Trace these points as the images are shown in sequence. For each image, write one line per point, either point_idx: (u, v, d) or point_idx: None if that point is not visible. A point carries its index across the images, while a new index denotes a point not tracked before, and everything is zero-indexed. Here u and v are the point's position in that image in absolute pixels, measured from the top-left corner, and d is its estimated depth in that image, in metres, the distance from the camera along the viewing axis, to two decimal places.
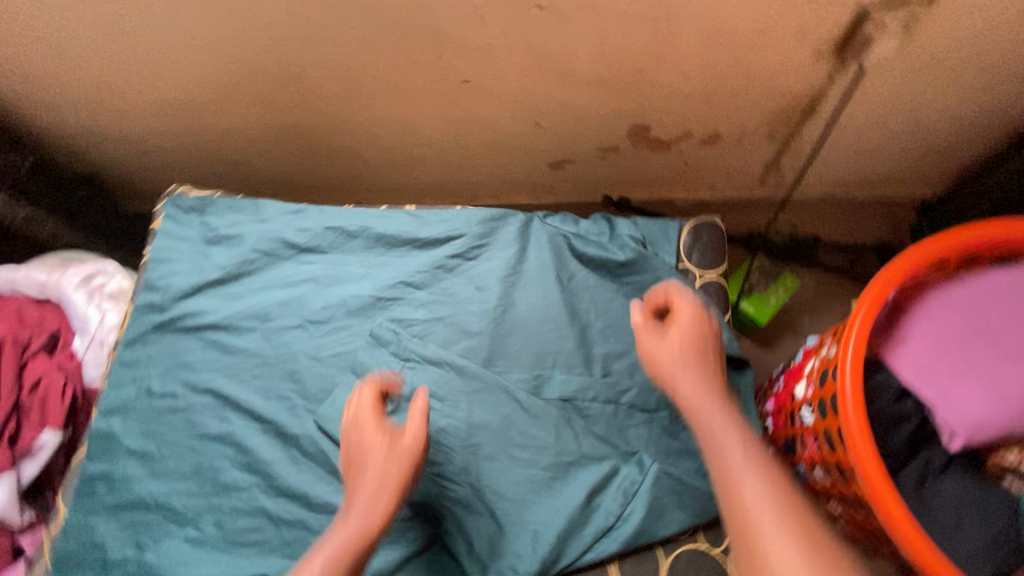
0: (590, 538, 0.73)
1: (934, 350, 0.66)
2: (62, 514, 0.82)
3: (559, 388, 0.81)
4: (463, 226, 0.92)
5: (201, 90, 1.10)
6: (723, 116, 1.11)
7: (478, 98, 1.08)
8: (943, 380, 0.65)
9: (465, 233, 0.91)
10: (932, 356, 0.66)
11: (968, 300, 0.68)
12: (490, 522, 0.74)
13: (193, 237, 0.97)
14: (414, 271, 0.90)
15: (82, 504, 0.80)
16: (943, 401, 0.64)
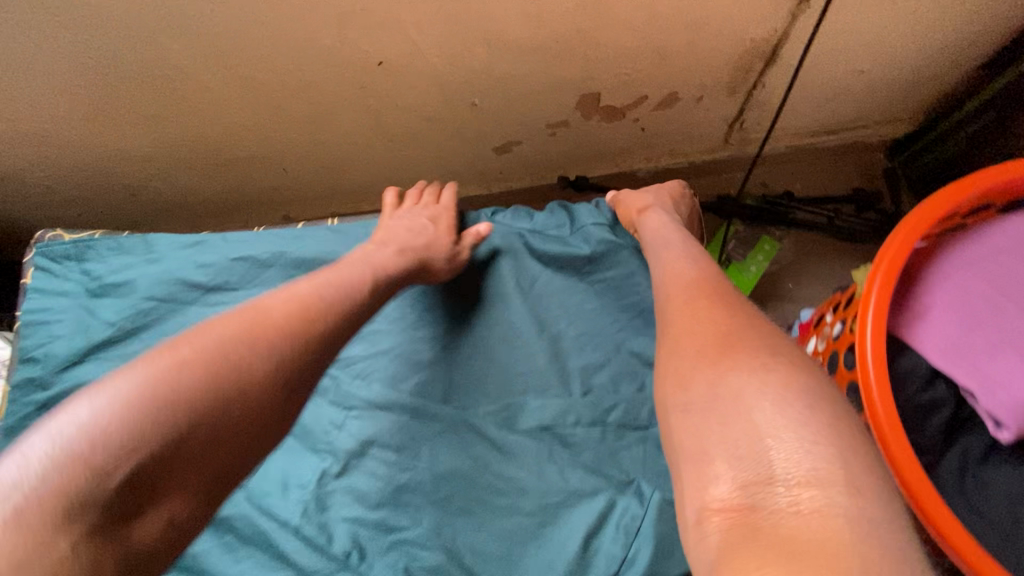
0: None
1: (961, 326, 0.63)
2: None
3: (534, 415, 0.69)
4: None
5: (65, 110, 0.91)
6: (679, 73, 0.99)
7: (402, 82, 0.93)
8: (976, 357, 0.62)
9: None
10: (960, 333, 0.63)
11: (984, 264, 0.66)
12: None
13: (73, 291, 0.79)
14: None
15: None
16: (982, 382, 0.61)
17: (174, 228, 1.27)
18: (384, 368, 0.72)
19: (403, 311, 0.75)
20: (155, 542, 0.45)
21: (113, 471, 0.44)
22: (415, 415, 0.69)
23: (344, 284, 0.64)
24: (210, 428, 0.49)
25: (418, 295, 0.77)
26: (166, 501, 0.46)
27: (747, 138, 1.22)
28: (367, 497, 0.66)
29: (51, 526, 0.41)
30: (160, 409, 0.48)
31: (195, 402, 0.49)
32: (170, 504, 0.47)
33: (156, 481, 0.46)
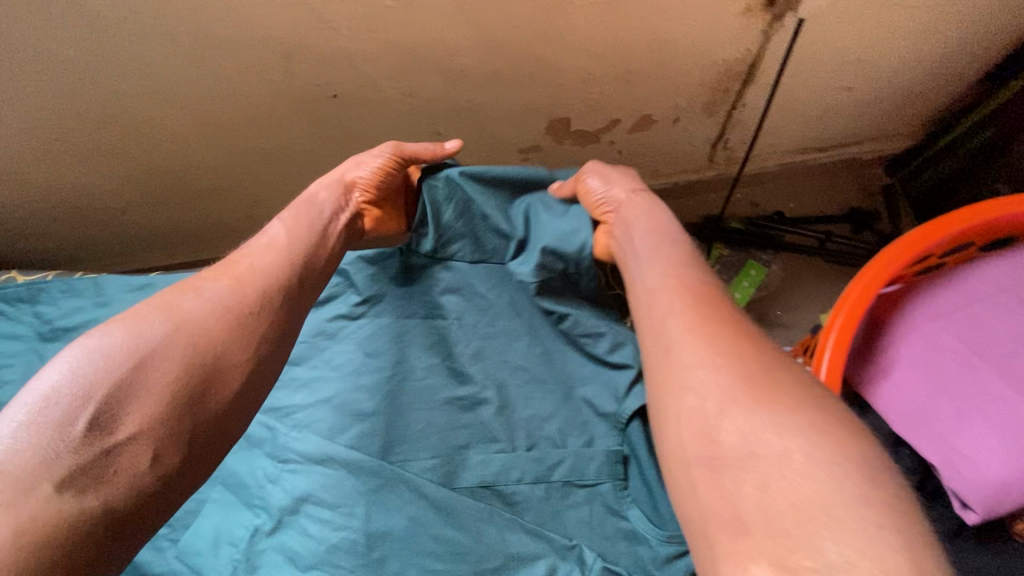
0: None
1: (930, 390, 0.68)
2: None
3: (475, 472, 0.66)
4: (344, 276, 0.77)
5: (26, 150, 0.91)
6: (650, 96, 0.95)
7: (359, 114, 0.90)
8: (947, 423, 0.67)
9: (347, 288, 0.76)
10: (929, 398, 0.68)
11: (952, 327, 0.70)
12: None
13: (26, 336, 0.79)
14: None
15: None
16: (954, 449, 0.66)
17: (150, 260, 1.26)
18: (322, 419, 0.69)
19: (345, 357, 0.72)
20: (134, 485, 0.43)
21: (73, 423, 0.43)
22: (349, 471, 0.65)
23: (274, 257, 0.60)
24: (177, 363, 0.48)
25: (361, 339, 0.73)
26: (142, 430, 0.44)
27: (732, 157, 1.17)
28: (300, 558, 0.63)
29: (31, 471, 0.40)
30: (123, 357, 0.47)
31: (151, 347, 0.48)
32: (148, 439, 0.44)
33: (113, 418, 0.44)
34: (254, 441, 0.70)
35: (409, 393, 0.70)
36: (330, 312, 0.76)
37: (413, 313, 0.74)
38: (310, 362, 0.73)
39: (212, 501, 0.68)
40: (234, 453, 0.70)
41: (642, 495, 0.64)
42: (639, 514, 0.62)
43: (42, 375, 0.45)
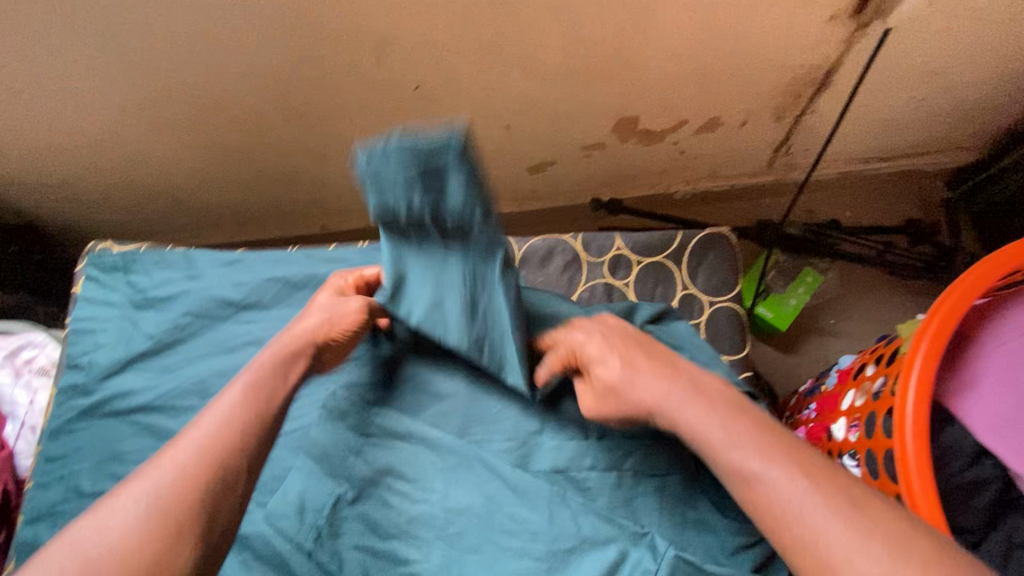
0: None
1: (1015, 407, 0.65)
2: None
3: (548, 457, 0.68)
4: None
5: (123, 123, 0.96)
6: (721, 99, 0.96)
7: (436, 105, 0.93)
8: None
9: None
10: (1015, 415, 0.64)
11: None
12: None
13: (119, 302, 0.84)
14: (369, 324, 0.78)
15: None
16: None
17: (216, 235, 1.32)
18: (405, 398, 0.73)
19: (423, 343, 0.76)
20: None
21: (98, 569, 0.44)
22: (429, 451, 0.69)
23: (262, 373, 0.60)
24: (178, 508, 0.48)
25: None
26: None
27: (793, 163, 1.16)
28: (381, 526, 0.67)
29: None
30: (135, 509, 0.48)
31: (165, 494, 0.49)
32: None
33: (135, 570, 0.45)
34: (335, 414, 0.73)
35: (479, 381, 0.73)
36: None
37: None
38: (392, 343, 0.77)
39: (296, 467, 0.71)
40: (316, 424, 0.73)
41: (712, 488, 0.66)
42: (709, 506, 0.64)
43: (79, 524, 0.48)
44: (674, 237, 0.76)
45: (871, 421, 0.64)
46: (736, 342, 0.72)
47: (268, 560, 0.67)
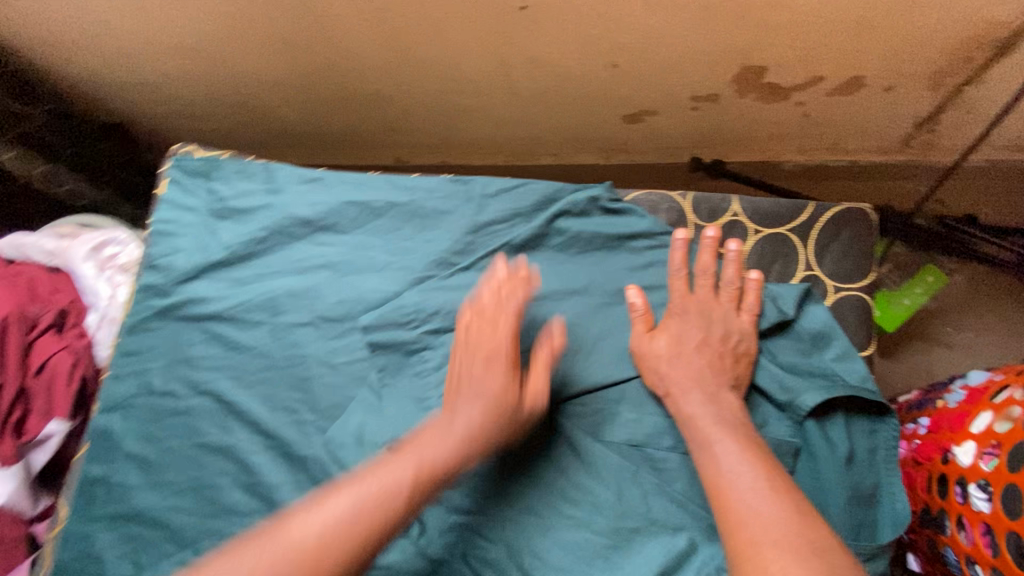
0: None
1: None
2: (63, 515, 0.75)
3: (624, 430, 0.63)
4: (519, 202, 0.72)
5: (212, 26, 0.93)
6: (872, 54, 0.82)
7: (541, 32, 0.84)
8: None
9: (516, 212, 0.72)
10: None
11: None
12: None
13: (199, 208, 0.83)
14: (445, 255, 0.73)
15: (85, 518, 0.73)
16: None
17: (292, 153, 1.30)
18: None
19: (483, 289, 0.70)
20: None
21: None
22: None
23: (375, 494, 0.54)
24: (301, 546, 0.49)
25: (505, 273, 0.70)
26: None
27: (934, 143, 1.01)
28: (437, 474, 0.65)
29: None
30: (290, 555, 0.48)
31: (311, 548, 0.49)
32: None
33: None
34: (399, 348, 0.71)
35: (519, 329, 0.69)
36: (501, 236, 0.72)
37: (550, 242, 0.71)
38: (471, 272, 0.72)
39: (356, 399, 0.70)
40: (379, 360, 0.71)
41: (817, 491, 0.57)
42: None
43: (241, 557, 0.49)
44: (805, 209, 0.66)
45: (1019, 453, 0.54)
46: (859, 336, 0.63)
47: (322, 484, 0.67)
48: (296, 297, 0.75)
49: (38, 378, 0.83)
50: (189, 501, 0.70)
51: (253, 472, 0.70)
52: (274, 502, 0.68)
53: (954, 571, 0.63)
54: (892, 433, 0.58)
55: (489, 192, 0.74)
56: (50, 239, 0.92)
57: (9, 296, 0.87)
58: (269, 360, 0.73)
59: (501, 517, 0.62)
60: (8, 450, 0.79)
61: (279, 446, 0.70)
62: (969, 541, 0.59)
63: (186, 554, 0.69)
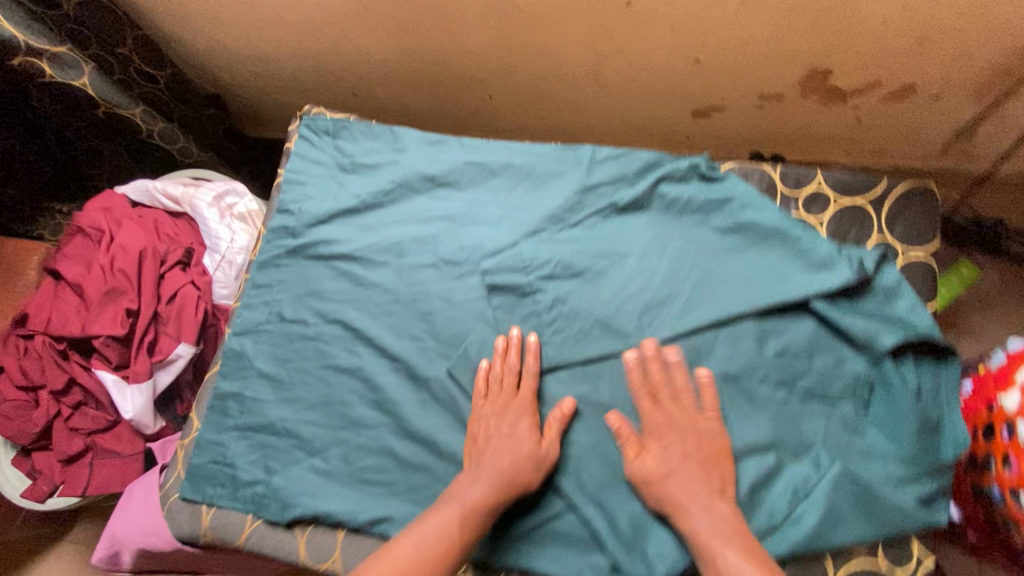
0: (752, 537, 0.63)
1: None
2: (194, 427, 0.83)
3: (720, 363, 0.71)
4: (626, 169, 0.82)
5: (337, 8, 1.03)
6: (928, 65, 0.93)
7: (637, 27, 0.95)
8: None
9: (624, 177, 0.81)
10: None
11: None
12: (638, 512, 0.66)
13: (326, 162, 0.92)
14: (557, 211, 0.82)
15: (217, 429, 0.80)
16: None
17: None
18: (582, 290, 0.77)
19: (592, 244, 0.79)
20: None
21: None
22: (604, 343, 0.74)
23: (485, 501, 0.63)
24: None
25: (613, 234, 0.80)
26: None
27: (971, 151, 1.11)
28: (550, 398, 0.74)
29: None
30: None
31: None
32: None
33: None
34: (515, 292, 0.79)
35: (624, 279, 0.77)
36: (610, 197, 0.81)
37: (651, 206, 0.80)
38: (582, 228, 0.81)
39: (474, 331, 0.78)
40: (496, 301, 0.79)
41: (886, 422, 0.68)
42: (881, 437, 0.67)
43: None
44: (879, 183, 0.76)
45: None
46: (925, 294, 0.73)
47: (442, 403, 0.76)
48: (418, 242, 0.85)
49: (169, 306, 0.92)
50: (319, 414, 0.78)
51: (379, 390, 0.78)
52: (398, 416, 0.76)
53: (998, 506, 0.72)
54: (953, 375, 0.67)
55: (598, 158, 0.84)
56: (176, 186, 1.01)
57: (142, 233, 0.97)
58: (394, 296, 0.83)
59: (609, 434, 0.71)
60: (142, 367, 0.87)
61: (404, 369, 0.78)
62: (1015, 472, 0.68)
63: (315, 460, 0.76)
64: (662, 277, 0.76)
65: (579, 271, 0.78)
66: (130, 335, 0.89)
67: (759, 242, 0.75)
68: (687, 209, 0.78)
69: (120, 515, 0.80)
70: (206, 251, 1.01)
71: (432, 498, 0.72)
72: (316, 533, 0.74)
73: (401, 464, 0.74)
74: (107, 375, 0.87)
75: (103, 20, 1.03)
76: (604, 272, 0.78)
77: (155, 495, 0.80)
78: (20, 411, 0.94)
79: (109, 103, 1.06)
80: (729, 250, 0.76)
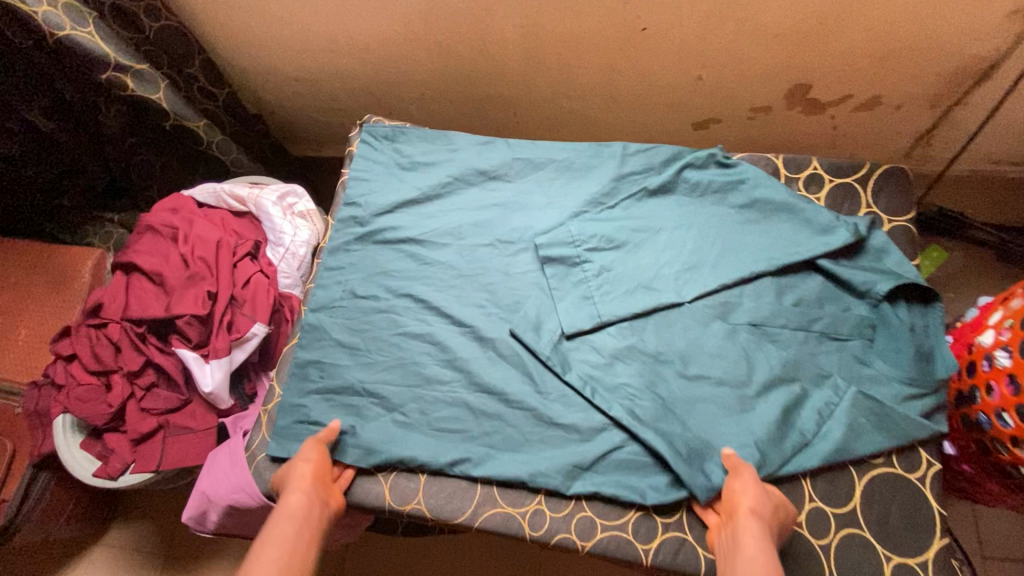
0: (789, 452, 0.75)
1: None
2: (275, 393, 0.91)
3: (746, 313, 0.85)
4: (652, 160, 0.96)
5: (386, 35, 1.18)
6: (890, 79, 1.13)
7: (651, 48, 1.12)
8: None
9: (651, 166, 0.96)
10: None
11: None
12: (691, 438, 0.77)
13: (386, 161, 1.04)
14: (597, 196, 0.95)
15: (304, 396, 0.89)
16: None
17: None
18: (624, 259, 0.90)
19: (628, 220, 0.92)
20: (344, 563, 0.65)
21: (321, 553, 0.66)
22: (647, 301, 0.86)
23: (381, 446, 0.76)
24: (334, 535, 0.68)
25: (645, 211, 0.93)
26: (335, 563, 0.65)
27: (929, 153, 1.30)
28: (604, 349, 0.85)
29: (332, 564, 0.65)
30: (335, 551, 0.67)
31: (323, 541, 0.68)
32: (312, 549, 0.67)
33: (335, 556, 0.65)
34: (564, 262, 0.91)
35: (660, 248, 0.90)
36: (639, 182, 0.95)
37: (676, 188, 0.94)
38: (618, 208, 0.94)
39: (532, 297, 0.89)
40: (549, 271, 0.90)
41: (887, 355, 0.82)
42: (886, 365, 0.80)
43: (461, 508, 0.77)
44: (863, 165, 0.91)
45: None
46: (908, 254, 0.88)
47: (508, 359, 0.86)
48: (474, 225, 0.96)
49: (243, 291, 1.01)
50: (395, 374, 0.87)
51: (450, 350, 0.88)
52: (469, 372, 0.86)
53: (986, 430, 0.86)
54: (939, 312, 0.81)
55: (628, 152, 0.98)
56: (243, 187, 1.11)
57: (214, 228, 1.06)
58: (458, 270, 0.94)
59: (659, 377, 0.82)
60: (222, 344, 0.95)
61: (472, 330, 0.88)
62: (997, 394, 0.82)
63: (395, 414, 0.85)
64: (692, 246, 0.89)
65: (620, 243, 0.91)
66: (210, 316, 0.97)
67: (769, 215, 0.90)
68: (707, 190, 0.93)
69: (208, 477, 0.88)
70: (270, 245, 1.11)
71: (507, 440, 0.82)
72: (400, 479, 0.82)
73: (475, 412, 0.84)
74: (188, 352, 0.95)
75: (176, 44, 1.16)
76: (642, 243, 0.90)
77: (241, 456, 0.88)
78: (93, 393, 1.01)
79: (177, 116, 1.16)
80: (745, 221, 0.90)
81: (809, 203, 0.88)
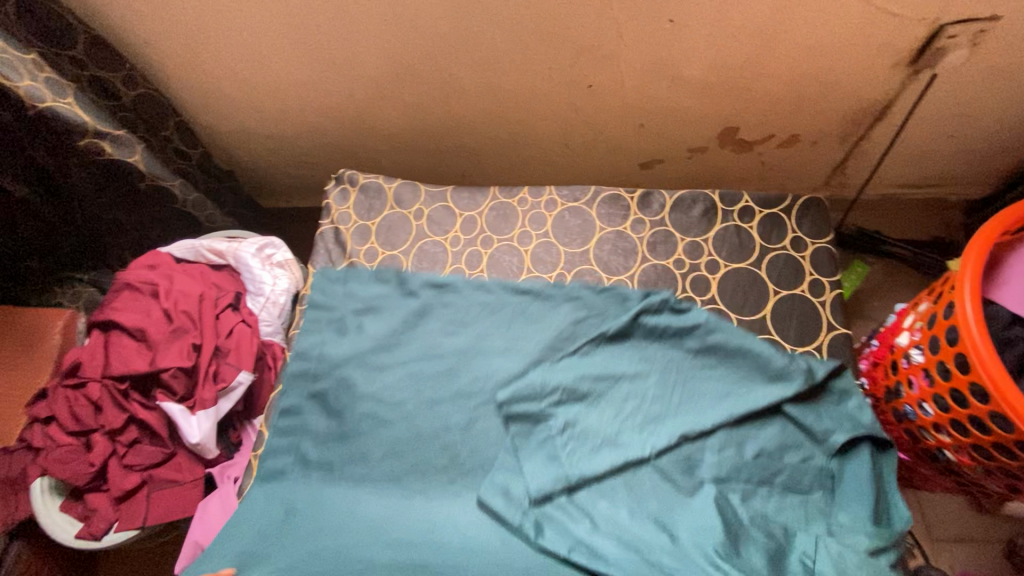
0: None
1: None
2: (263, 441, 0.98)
3: (709, 470, 0.84)
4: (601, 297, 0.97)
5: (354, 96, 1.27)
6: (804, 119, 1.29)
7: (598, 101, 1.25)
8: None
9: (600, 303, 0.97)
10: None
11: None
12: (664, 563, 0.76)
13: (361, 213, 1.13)
14: (552, 342, 0.95)
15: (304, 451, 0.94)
16: None
17: None
18: (587, 417, 0.87)
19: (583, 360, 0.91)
20: None
21: None
22: (613, 463, 0.84)
23: None
24: None
25: (604, 355, 0.92)
26: None
27: (845, 181, 1.48)
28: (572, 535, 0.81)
29: None
30: None
31: None
32: None
33: None
34: (527, 419, 0.89)
35: (621, 399, 0.89)
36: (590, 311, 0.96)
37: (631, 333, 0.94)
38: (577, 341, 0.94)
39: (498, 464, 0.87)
40: (513, 437, 0.88)
41: (855, 501, 0.81)
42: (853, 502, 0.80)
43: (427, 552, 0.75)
44: (787, 196, 1.05)
45: (933, 319, 0.92)
46: (830, 268, 1.00)
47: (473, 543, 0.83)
48: (436, 291, 1.01)
49: (228, 341, 1.04)
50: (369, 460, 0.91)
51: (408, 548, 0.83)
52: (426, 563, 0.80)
53: (913, 421, 0.97)
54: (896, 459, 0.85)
55: (581, 196, 1.09)
56: (221, 242, 1.16)
57: (194, 282, 1.10)
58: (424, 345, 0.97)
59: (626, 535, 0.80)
60: (208, 394, 0.98)
61: (449, 414, 0.93)
62: (916, 387, 0.94)
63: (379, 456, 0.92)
64: (653, 398, 0.89)
65: (583, 394, 0.89)
66: (196, 368, 0.99)
67: (726, 395, 0.88)
68: (659, 321, 0.93)
69: (201, 524, 0.91)
70: (251, 295, 1.14)
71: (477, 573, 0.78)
72: None
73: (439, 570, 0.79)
74: (174, 404, 0.97)
75: (151, 110, 1.21)
76: (602, 376, 0.90)
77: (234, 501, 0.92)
78: (72, 454, 1.00)
79: (153, 176, 1.20)
80: (701, 366, 0.91)
81: (764, 346, 0.89)
